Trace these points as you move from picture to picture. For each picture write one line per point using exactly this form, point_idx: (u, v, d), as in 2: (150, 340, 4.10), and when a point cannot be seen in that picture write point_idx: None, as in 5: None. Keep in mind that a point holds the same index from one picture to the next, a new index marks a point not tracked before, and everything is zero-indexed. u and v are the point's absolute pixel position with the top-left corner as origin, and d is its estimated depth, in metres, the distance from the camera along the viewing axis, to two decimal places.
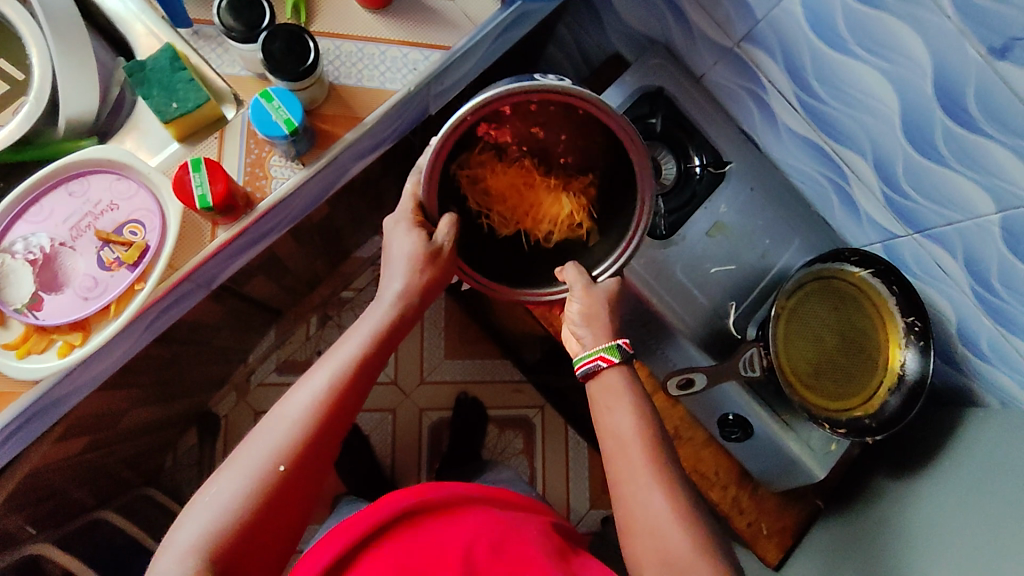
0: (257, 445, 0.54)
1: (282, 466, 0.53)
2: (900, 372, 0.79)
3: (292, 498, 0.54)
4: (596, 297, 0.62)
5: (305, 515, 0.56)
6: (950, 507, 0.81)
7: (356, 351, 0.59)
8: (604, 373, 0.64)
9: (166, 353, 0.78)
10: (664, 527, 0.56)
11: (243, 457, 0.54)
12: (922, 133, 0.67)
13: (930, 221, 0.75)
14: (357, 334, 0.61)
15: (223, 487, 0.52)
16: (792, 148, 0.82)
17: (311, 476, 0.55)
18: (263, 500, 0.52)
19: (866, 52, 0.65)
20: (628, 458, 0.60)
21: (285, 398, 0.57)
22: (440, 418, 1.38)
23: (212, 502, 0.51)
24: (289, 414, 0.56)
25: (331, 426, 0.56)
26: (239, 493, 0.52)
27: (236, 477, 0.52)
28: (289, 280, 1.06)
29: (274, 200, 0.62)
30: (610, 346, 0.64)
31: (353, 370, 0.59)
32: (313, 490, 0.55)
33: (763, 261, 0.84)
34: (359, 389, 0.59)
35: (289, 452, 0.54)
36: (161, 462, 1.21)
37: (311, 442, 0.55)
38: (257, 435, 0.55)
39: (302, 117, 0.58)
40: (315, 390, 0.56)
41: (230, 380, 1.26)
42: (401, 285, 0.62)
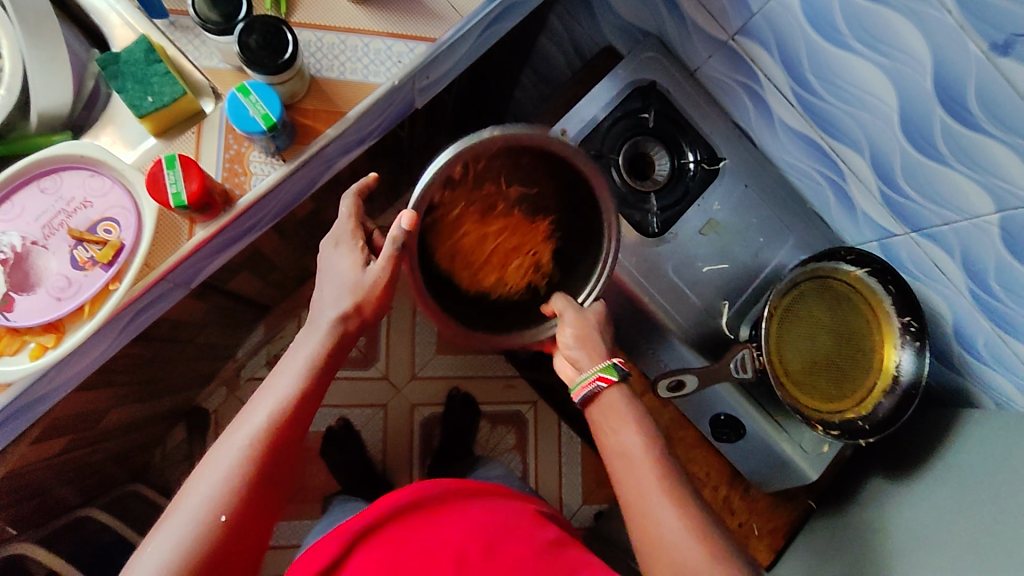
0: (193, 497, 0.53)
1: (224, 514, 0.52)
2: (895, 374, 0.77)
3: (239, 542, 0.53)
4: (586, 322, 0.57)
5: (258, 551, 0.55)
6: (942, 509, 0.80)
7: (294, 386, 0.58)
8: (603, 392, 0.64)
9: (147, 351, 0.77)
10: (676, 537, 0.57)
11: (184, 506, 0.52)
12: (920, 131, 0.65)
13: (927, 219, 0.73)
14: (292, 367, 0.59)
15: (164, 540, 0.51)
16: (787, 144, 0.81)
17: (256, 517, 0.54)
18: (204, 553, 0.51)
19: (863, 47, 0.63)
20: (638, 474, 0.60)
21: (219, 442, 0.56)
22: (432, 414, 1.38)
23: (155, 555, 0.50)
24: (228, 456, 0.54)
25: (270, 465, 0.55)
26: (182, 545, 0.50)
27: (173, 533, 0.51)
28: (276, 276, 1.05)
29: (255, 196, 0.60)
30: (607, 365, 0.63)
31: (290, 406, 0.57)
32: (258, 533, 0.55)
33: (756, 260, 0.83)
34: (300, 422, 0.58)
35: (225, 500, 0.52)
36: (150, 457, 1.20)
37: (248, 486, 0.53)
38: (193, 484, 0.54)
39: (281, 112, 0.56)
40: (251, 431, 0.55)
41: (219, 375, 1.25)
42: (336, 312, 0.60)
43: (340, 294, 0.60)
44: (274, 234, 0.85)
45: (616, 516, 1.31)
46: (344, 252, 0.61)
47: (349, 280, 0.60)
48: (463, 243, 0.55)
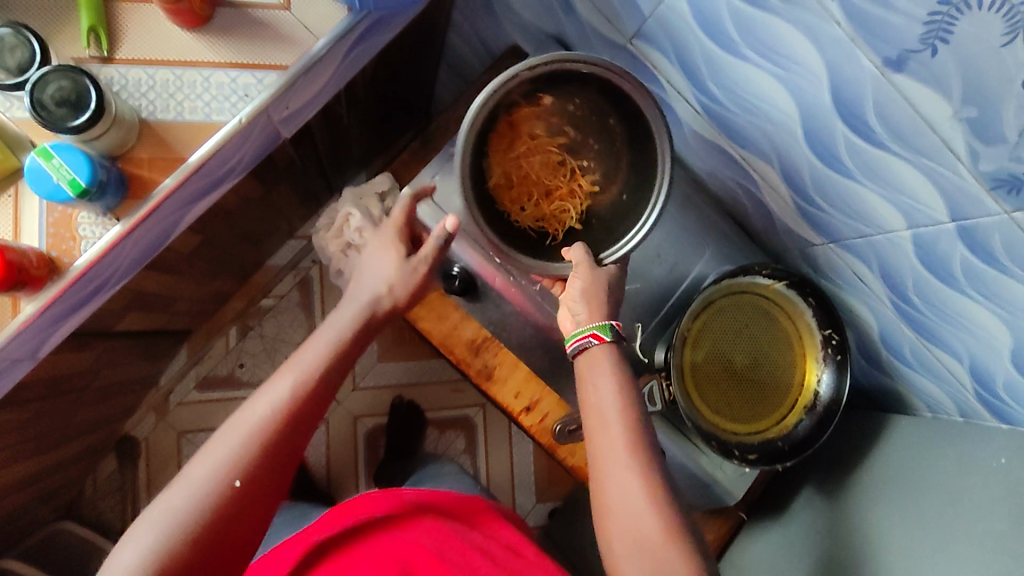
0: (214, 450, 0.49)
1: (239, 480, 0.49)
2: (815, 391, 0.74)
3: (251, 513, 0.49)
4: (597, 279, 0.61)
5: (264, 528, 0.51)
6: (871, 522, 0.78)
7: (322, 357, 0.56)
8: (591, 350, 0.59)
9: (21, 413, 0.72)
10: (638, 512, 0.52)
11: (196, 467, 0.49)
12: (824, 143, 0.60)
13: (842, 231, 0.69)
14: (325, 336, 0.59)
15: (173, 501, 0.47)
16: (699, 150, 0.75)
17: (271, 486, 0.51)
18: (214, 513, 0.47)
19: (758, 56, 0.57)
20: (605, 435, 0.55)
21: (243, 406, 0.53)
22: (377, 424, 1.34)
23: (162, 517, 0.46)
24: (250, 419, 0.51)
25: (297, 427, 0.53)
26: (192, 509, 0.47)
27: (188, 489, 0.48)
28: (184, 305, 0.99)
29: (88, 261, 0.55)
30: (603, 323, 0.59)
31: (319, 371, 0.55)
32: (276, 497, 0.51)
33: (672, 276, 0.78)
34: (326, 394, 0.56)
35: (246, 460, 0.49)
36: (80, 491, 1.16)
37: (270, 447, 0.50)
38: (216, 439, 0.50)
39: (93, 175, 0.49)
40: (280, 391, 0.53)
41: (144, 402, 1.19)
42: (371, 293, 0.63)
43: (381, 278, 0.64)
44: (157, 273, 0.79)
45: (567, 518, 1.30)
46: (383, 244, 0.67)
47: (391, 264, 0.65)
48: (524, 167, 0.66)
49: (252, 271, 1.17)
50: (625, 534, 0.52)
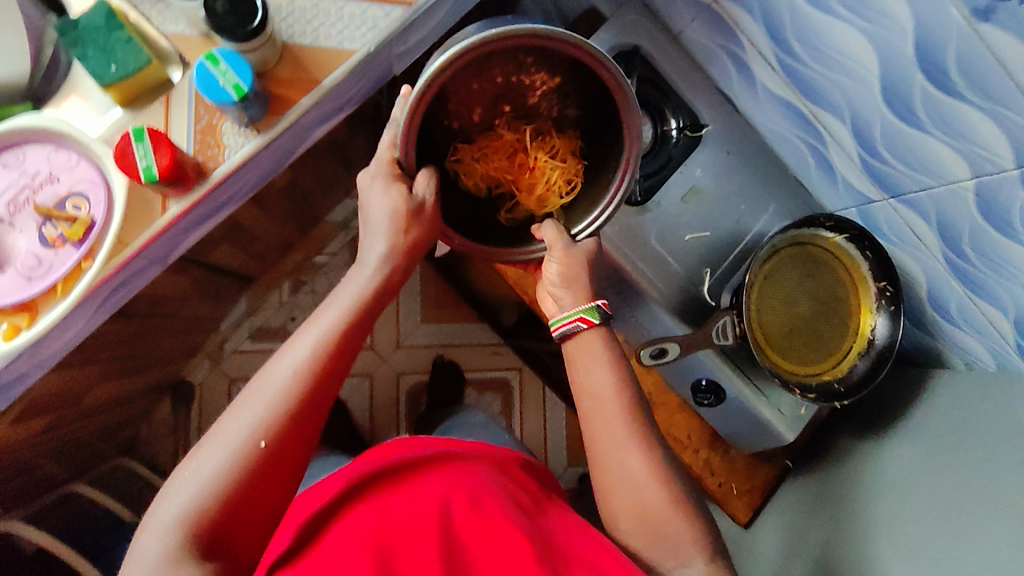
0: (240, 414, 0.50)
1: (264, 441, 0.49)
2: (870, 338, 0.80)
3: (278, 474, 0.49)
4: (574, 255, 0.58)
5: (294, 486, 0.51)
6: (916, 463, 0.83)
7: (338, 322, 0.55)
8: (582, 333, 0.61)
9: (127, 326, 0.76)
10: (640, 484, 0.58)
11: (226, 430, 0.49)
12: (901, 97, 0.65)
13: (904, 185, 0.74)
14: (341, 299, 0.57)
15: (204, 463, 0.48)
16: (770, 110, 0.81)
17: (298, 446, 0.51)
18: (245, 476, 0.48)
19: (846, 10, 0.62)
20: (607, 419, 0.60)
21: (265, 368, 0.53)
22: (418, 382, 1.38)
23: (193, 480, 0.47)
24: (274, 383, 0.51)
25: (318, 393, 0.52)
26: (223, 471, 0.47)
27: (218, 451, 0.48)
28: (257, 247, 1.02)
29: (230, 167, 0.59)
30: (590, 307, 0.61)
31: (338, 334, 0.54)
32: (302, 462, 0.51)
33: (738, 227, 0.83)
34: (345, 358, 0.55)
35: (273, 423, 0.50)
36: (136, 432, 1.19)
37: (295, 411, 0.51)
38: (240, 404, 0.50)
39: (252, 82, 0.55)
40: (299, 356, 0.53)
41: (203, 347, 1.22)
42: (386, 247, 0.59)
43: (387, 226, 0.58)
44: (253, 203, 0.83)
45: None
46: (382, 187, 0.58)
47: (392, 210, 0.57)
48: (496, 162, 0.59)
49: (312, 224, 1.21)
50: (624, 497, 0.59)
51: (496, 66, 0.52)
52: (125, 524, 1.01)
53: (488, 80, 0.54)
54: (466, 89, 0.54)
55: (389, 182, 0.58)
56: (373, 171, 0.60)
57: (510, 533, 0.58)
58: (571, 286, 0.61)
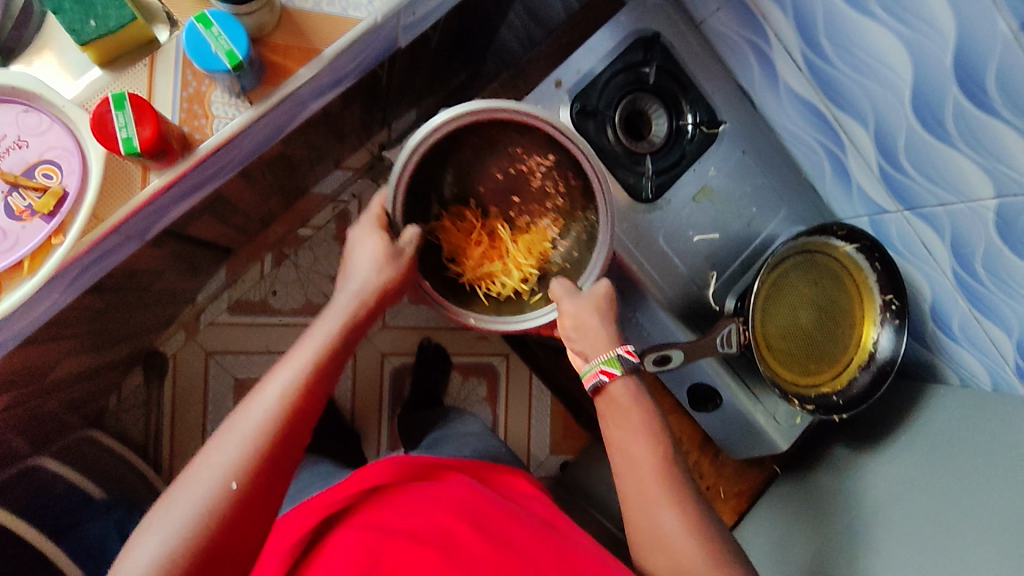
0: (211, 458, 0.49)
1: (236, 483, 0.48)
2: (872, 351, 0.78)
3: (251, 515, 0.49)
4: (585, 309, 0.59)
5: (268, 524, 0.51)
6: (906, 479, 0.82)
7: (311, 360, 0.55)
8: (610, 384, 0.62)
9: (98, 300, 0.72)
10: (672, 532, 0.58)
11: (196, 474, 0.48)
12: (931, 108, 0.62)
13: (922, 198, 0.72)
14: (313, 339, 0.57)
15: (173, 511, 0.47)
16: (790, 110, 0.78)
17: (270, 486, 0.50)
18: (217, 521, 0.47)
19: (884, 13, 0.59)
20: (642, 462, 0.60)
21: (236, 411, 0.52)
22: (402, 364, 1.34)
23: (163, 528, 0.46)
24: (246, 424, 0.51)
25: (290, 433, 0.52)
26: (193, 518, 0.47)
27: (188, 497, 0.47)
28: (240, 218, 0.97)
29: (216, 142, 0.54)
30: (610, 357, 0.61)
31: (309, 375, 0.54)
32: (274, 502, 0.51)
33: (747, 230, 0.81)
34: (318, 395, 0.55)
35: (244, 466, 0.49)
36: (105, 403, 1.14)
37: (267, 454, 0.50)
38: (211, 447, 0.50)
39: (248, 49, 0.50)
40: (270, 398, 0.52)
41: (179, 318, 1.17)
42: (358, 286, 0.59)
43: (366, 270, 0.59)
44: (240, 176, 0.78)
45: (586, 471, 1.31)
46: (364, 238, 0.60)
47: (376, 257, 0.59)
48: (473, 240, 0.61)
49: (299, 195, 1.15)
50: (652, 546, 0.59)
51: (493, 160, 0.61)
52: (91, 500, 0.96)
53: (488, 176, 0.62)
54: (477, 174, 0.62)
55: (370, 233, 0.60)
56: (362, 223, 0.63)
57: (514, 556, 0.59)
58: (590, 337, 0.61)
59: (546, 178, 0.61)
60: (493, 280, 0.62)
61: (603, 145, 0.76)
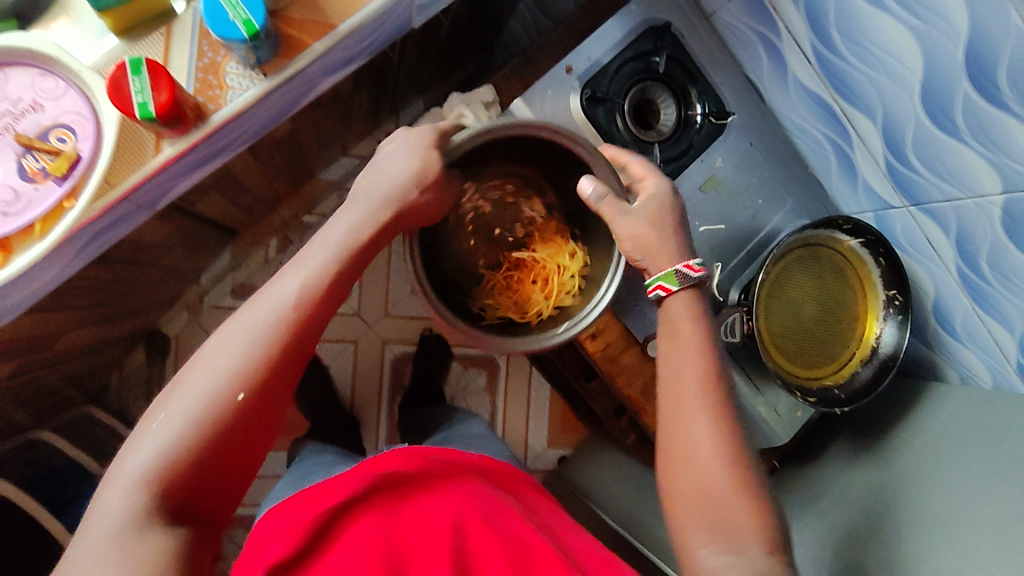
0: (215, 358, 0.44)
1: (243, 394, 0.43)
2: (874, 346, 0.78)
3: (255, 428, 0.44)
4: (645, 204, 0.58)
5: (269, 440, 0.46)
6: (903, 474, 0.82)
7: (333, 262, 0.49)
8: (667, 300, 0.57)
9: (106, 271, 0.72)
10: (711, 479, 0.49)
11: (197, 376, 0.43)
12: (940, 101, 0.63)
13: (929, 194, 0.72)
14: (334, 234, 0.51)
15: (172, 414, 0.42)
16: (798, 103, 0.79)
17: (277, 396, 0.45)
18: (219, 429, 0.42)
19: (897, 5, 0.60)
20: (688, 436, 0.51)
21: (241, 311, 0.46)
22: (403, 352, 1.33)
23: (163, 430, 0.41)
24: (253, 326, 0.45)
25: (303, 343, 0.47)
26: (194, 424, 0.42)
27: (187, 401, 0.42)
28: (247, 198, 0.97)
29: (230, 113, 0.54)
30: (668, 272, 0.55)
31: (329, 276, 0.48)
32: (281, 413, 0.46)
33: (753, 222, 0.81)
34: (335, 302, 0.49)
35: (252, 374, 0.44)
36: (107, 380, 1.14)
37: (277, 363, 0.45)
38: (214, 345, 0.44)
39: (265, 20, 0.51)
40: (283, 299, 0.46)
41: (182, 298, 1.17)
42: (383, 194, 0.53)
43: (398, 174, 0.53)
44: (248, 153, 0.78)
45: (584, 465, 1.30)
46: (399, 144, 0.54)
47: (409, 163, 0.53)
48: (522, 289, 0.67)
49: (306, 179, 1.15)
50: (688, 491, 0.50)
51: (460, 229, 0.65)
52: (90, 476, 0.97)
53: (478, 247, 0.68)
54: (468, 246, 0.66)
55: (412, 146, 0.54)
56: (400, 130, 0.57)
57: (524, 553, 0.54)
58: (654, 252, 0.57)
59: (490, 190, 0.64)
60: (559, 298, 0.65)
61: (613, 134, 0.76)
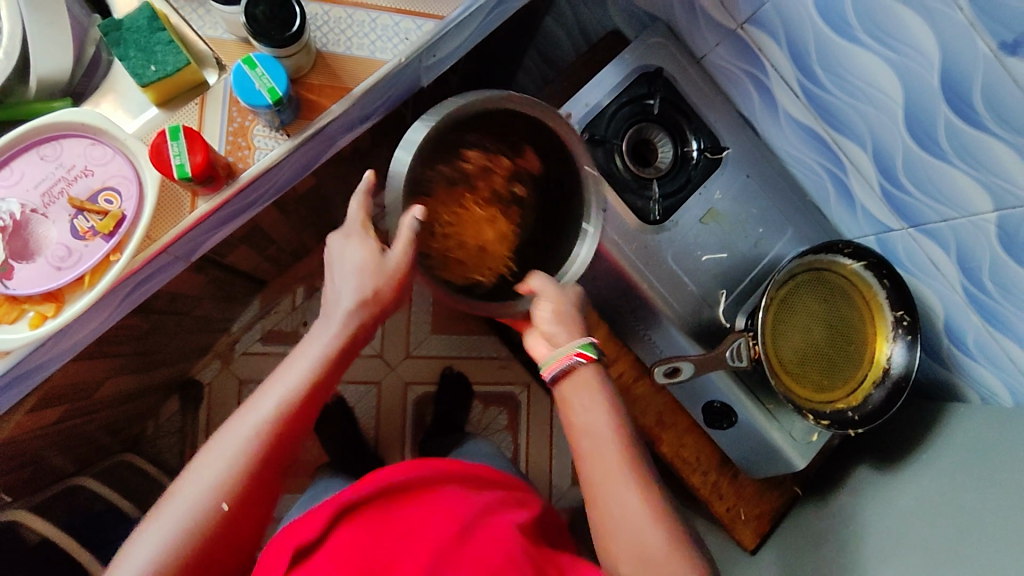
0: (200, 475, 0.50)
1: (227, 503, 0.50)
2: (886, 366, 0.80)
3: (233, 537, 0.50)
4: (564, 299, 0.59)
5: (254, 537, 0.53)
6: (929, 495, 0.81)
7: (306, 378, 0.54)
8: (577, 369, 0.60)
9: (144, 320, 0.78)
10: (642, 524, 0.55)
11: (184, 491, 0.50)
12: (924, 126, 0.65)
13: (926, 216, 0.73)
14: (309, 350, 0.56)
15: (162, 525, 0.48)
16: (792, 136, 0.82)
17: (253, 507, 0.52)
18: (205, 537, 0.49)
19: (872, 40, 0.63)
20: (618, 493, 0.56)
21: (228, 425, 0.53)
22: (425, 393, 1.36)
23: (152, 541, 0.48)
24: (231, 446, 0.51)
25: (277, 455, 0.52)
26: (180, 534, 0.48)
27: (175, 512, 0.49)
28: (274, 250, 1.03)
29: (258, 171, 0.60)
30: (585, 342, 0.59)
31: (303, 394, 0.54)
32: (259, 518, 0.53)
33: (756, 250, 0.84)
34: (309, 413, 0.55)
35: (231, 487, 0.50)
36: (143, 428, 1.19)
37: (253, 476, 0.51)
38: (203, 461, 0.51)
39: (287, 86, 0.56)
40: (261, 417, 0.52)
41: (213, 347, 1.22)
42: (352, 301, 0.56)
43: (359, 280, 0.56)
44: (273, 207, 0.84)
45: None
46: (357, 241, 0.58)
47: (368, 267, 0.56)
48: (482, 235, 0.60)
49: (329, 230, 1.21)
50: (615, 527, 0.56)
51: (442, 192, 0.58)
52: (127, 520, 1.00)
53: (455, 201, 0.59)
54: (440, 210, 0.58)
55: (356, 235, 0.58)
56: (347, 226, 0.59)
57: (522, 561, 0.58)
58: (564, 327, 0.60)
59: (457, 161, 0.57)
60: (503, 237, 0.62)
61: (612, 171, 0.81)
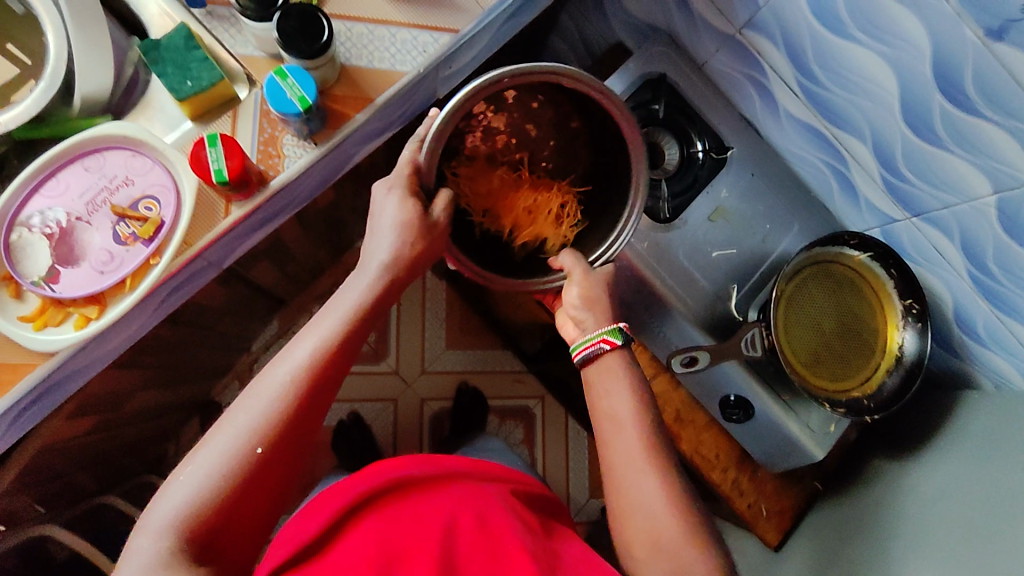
0: (238, 417, 0.49)
1: (261, 447, 0.48)
2: (899, 353, 0.82)
3: (271, 482, 0.49)
4: (595, 281, 0.60)
5: (291, 485, 0.51)
6: (949, 481, 0.82)
7: (337, 327, 0.54)
8: (604, 356, 0.61)
9: (172, 331, 0.80)
10: (656, 510, 0.55)
11: (219, 436, 0.49)
12: (921, 115, 0.68)
13: (928, 204, 0.76)
14: (342, 302, 0.55)
15: (199, 467, 0.48)
16: (793, 134, 0.85)
17: (291, 455, 0.50)
18: (239, 481, 0.47)
19: (865, 36, 0.67)
20: (633, 480, 0.56)
21: (266, 368, 0.52)
22: (441, 408, 1.37)
23: (187, 486, 0.47)
24: (268, 388, 0.50)
25: (311, 403, 0.51)
26: (217, 476, 0.47)
27: (212, 455, 0.48)
28: (294, 266, 1.06)
29: (287, 178, 0.63)
30: (613, 328, 0.61)
31: (336, 344, 0.53)
32: (294, 469, 0.51)
33: (764, 246, 0.86)
34: (342, 366, 0.54)
35: (267, 432, 0.49)
36: (165, 449, 1.17)
37: (292, 418, 0.50)
38: (243, 400, 0.50)
39: (316, 95, 0.60)
40: (297, 362, 0.51)
41: (233, 367, 1.23)
42: (387, 255, 0.57)
43: (391, 235, 0.56)
44: (295, 219, 0.87)
45: None
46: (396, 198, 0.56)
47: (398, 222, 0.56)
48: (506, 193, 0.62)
49: (346, 248, 1.24)
50: (633, 515, 0.56)
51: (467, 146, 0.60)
52: None
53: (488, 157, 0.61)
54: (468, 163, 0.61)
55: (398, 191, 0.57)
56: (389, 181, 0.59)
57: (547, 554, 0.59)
58: (592, 309, 0.61)
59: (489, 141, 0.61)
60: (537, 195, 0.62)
61: None
